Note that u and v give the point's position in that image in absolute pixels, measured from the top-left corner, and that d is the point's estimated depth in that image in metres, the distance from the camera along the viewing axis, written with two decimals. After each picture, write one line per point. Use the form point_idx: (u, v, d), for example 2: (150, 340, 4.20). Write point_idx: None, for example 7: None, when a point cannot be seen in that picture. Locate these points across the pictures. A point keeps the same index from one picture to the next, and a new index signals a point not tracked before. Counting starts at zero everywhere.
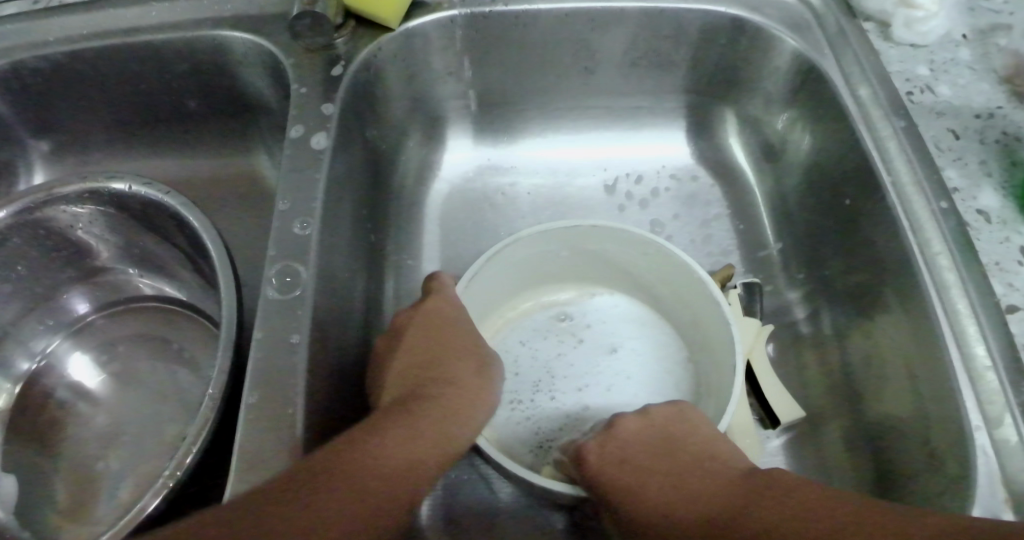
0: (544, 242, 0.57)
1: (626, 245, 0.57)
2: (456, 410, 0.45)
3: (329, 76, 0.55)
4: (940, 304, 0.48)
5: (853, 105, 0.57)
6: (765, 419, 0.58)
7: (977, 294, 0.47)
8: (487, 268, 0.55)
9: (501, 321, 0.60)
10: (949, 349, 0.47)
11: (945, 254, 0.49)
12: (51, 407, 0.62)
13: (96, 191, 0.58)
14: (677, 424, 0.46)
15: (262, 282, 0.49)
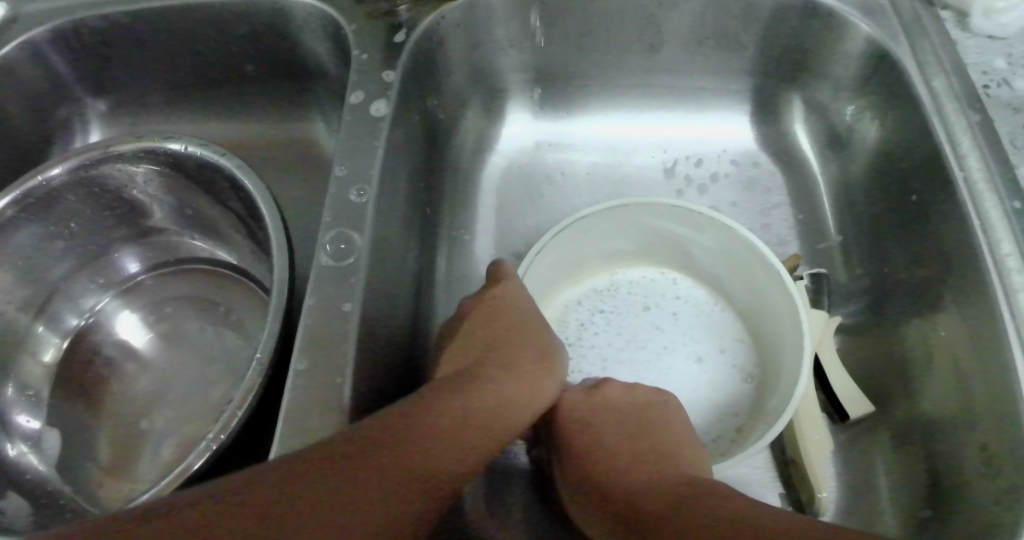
0: (629, 216, 0.56)
1: (712, 233, 0.55)
2: (520, 385, 0.43)
3: (390, 43, 0.54)
4: (1006, 306, 0.46)
5: (929, 95, 0.54)
6: (833, 413, 0.56)
7: None
8: (562, 236, 0.55)
9: (579, 293, 0.60)
10: (1013, 353, 0.45)
11: (1015, 255, 0.47)
12: (99, 363, 0.63)
13: (152, 150, 0.58)
14: (654, 411, 0.48)
15: (315, 248, 0.48)
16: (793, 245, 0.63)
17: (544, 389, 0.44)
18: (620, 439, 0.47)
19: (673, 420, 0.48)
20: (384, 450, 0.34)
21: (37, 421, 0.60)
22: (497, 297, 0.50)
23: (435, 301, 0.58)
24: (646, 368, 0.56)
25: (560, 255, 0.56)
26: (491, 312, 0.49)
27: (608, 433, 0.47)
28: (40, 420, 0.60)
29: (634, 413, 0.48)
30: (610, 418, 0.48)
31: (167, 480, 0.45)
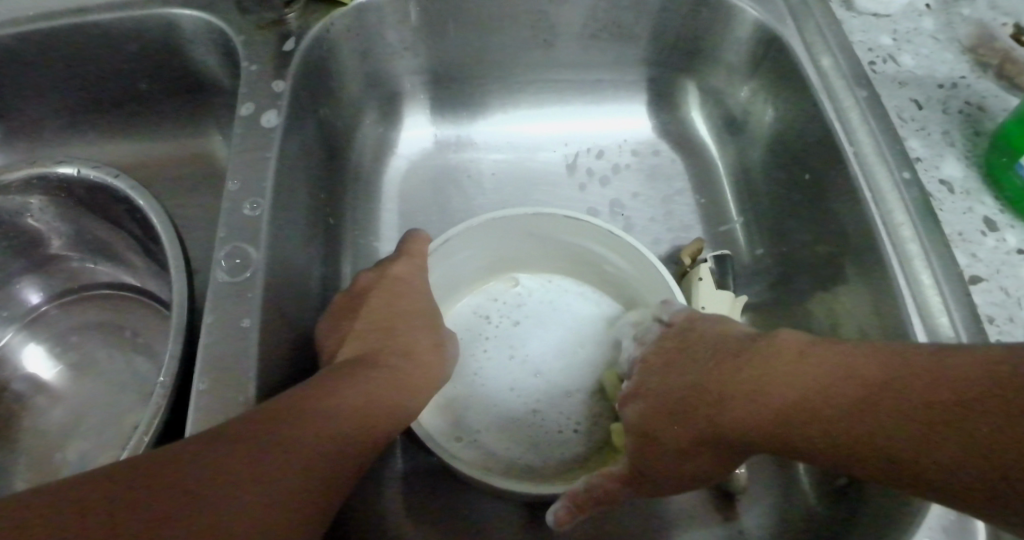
0: (552, 226, 0.56)
1: (634, 265, 0.55)
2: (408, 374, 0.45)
3: (280, 52, 0.53)
4: (903, 275, 0.48)
5: (815, 75, 0.56)
6: None
7: (940, 266, 0.48)
8: (485, 228, 0.55)
9: (498, 282, 0.61)
10: (911, 319, 0.47)
11: (908, 224, 0.49)
12: (6, 401, 0.61)
13: (44, 175, 0.56)
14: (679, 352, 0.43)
15: (210, 265, 0.47)
16: (699, 227, 0.65)
17: (430, 379, 0.46)
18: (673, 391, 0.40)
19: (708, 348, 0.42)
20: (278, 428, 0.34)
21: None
22: (395, 278, 0.50)
23: None
24: (531, 378, 0.56)
25: (476, 250, 0.57)
26: (388, 291, 0.49)
27: (660, 408, 0.41)
28: None
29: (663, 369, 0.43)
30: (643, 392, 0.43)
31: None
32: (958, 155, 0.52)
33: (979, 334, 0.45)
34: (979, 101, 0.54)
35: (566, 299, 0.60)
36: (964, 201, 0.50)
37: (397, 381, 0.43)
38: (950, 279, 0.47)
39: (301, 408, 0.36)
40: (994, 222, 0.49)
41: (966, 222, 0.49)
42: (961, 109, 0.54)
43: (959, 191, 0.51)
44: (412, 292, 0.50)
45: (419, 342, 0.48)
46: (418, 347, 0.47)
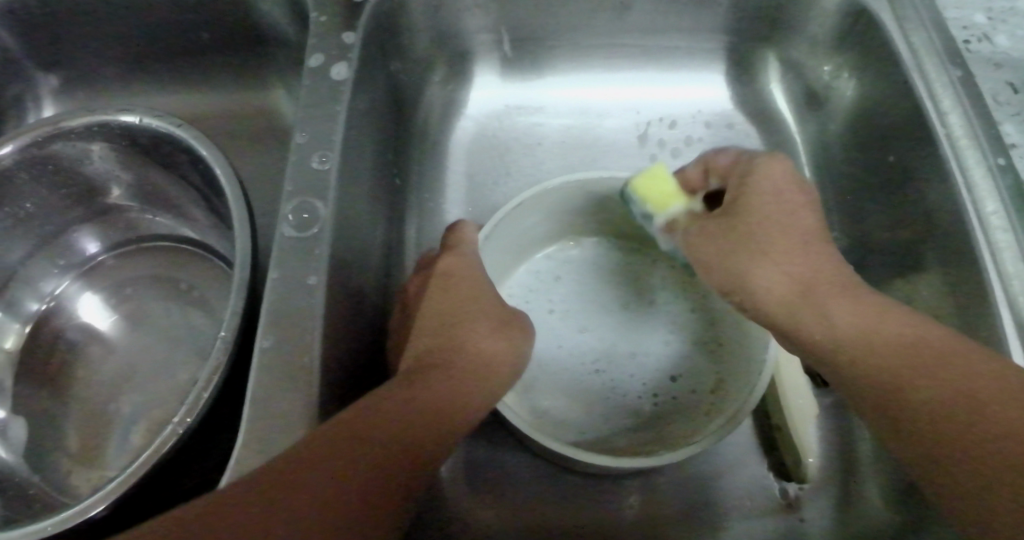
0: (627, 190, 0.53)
1: None
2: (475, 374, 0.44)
3: (351, 3, 0.52)
4: (993, 267, 0.45)
5: (906, 54, 0.52)
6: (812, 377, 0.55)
7: None
8: (550, 197, 0.53)
9: (560, 245, 0.59)
10: (999, 313, 0.44)
11: (1000, 212, 0.46)
12: (62, 348, 0.61)
13: (106, 124, 0.55)
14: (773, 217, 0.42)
15: (277, 218, 0.46)
16: None
17: (500, 372, 0.46)
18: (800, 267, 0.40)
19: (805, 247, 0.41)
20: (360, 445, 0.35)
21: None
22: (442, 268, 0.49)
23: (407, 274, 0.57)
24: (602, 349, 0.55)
25: (545, 218, 0.55)
26: (443, 284, 0.48)
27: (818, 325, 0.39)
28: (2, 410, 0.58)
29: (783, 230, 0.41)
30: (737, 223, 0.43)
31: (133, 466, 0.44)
32: None
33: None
34: None
35: (633, 260, 0.58)
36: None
37: (467, 382, 0.43)
38: None
39: (375, 428, 0.37)
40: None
41: None
42: None
43: None
44: (464, 274, 0.49)
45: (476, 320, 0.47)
46: (485, 342, 0.46)
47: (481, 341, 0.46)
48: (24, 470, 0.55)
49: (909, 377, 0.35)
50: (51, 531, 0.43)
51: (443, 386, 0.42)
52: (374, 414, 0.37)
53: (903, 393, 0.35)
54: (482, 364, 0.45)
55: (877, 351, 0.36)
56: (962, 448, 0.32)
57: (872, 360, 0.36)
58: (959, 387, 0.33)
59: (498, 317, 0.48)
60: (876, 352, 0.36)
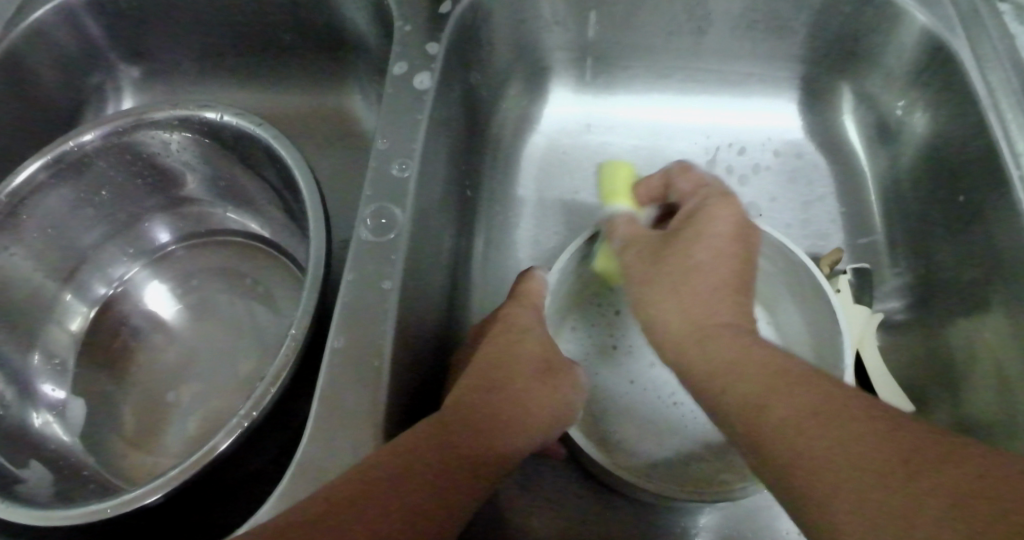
0: None
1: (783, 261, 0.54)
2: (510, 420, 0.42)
3: (436, 14, 0.53)
4: None
5: (983, 92, 0.52)
6: None
7: None
8: None
9: None
10: None
11: None
12: (126, 333, 0.63)
13: (187, 118, 0.56)
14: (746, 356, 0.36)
15: (355, 222, 0.47)
16: (835, 237, 0.62)
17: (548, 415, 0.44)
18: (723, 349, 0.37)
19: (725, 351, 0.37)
20: (369, 504, 0.34)
21: (62, 392, 0.59)
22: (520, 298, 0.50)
23: (472, 283, 0.58)
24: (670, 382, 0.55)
25: None
26: (514, 315, 0.49)
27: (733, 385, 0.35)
28: (64, 390, 0.59)
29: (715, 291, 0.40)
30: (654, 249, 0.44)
31: (196, 456, 0.45)
32: None
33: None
34: None
35: None
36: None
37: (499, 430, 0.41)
38: None
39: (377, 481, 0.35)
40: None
41: None
42: None
43: None
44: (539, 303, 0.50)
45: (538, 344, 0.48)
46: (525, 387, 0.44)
47: (518, 386, 0.44)
48: (83, 450, 0.57)
49: (792, 437, 0.31)
50: (111, 513, 0.44)
51: (467, 436, 0.40)
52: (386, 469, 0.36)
53: (824, 452, 0.29)
54: (514, 410, 0.43)
55: (787, 407, 0.32)
56: (911, 505, 0.26)
57: (776, 412, 0.32)
58: (874, 428, 0.29)
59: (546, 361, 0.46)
60: (763, 428, 0.32)
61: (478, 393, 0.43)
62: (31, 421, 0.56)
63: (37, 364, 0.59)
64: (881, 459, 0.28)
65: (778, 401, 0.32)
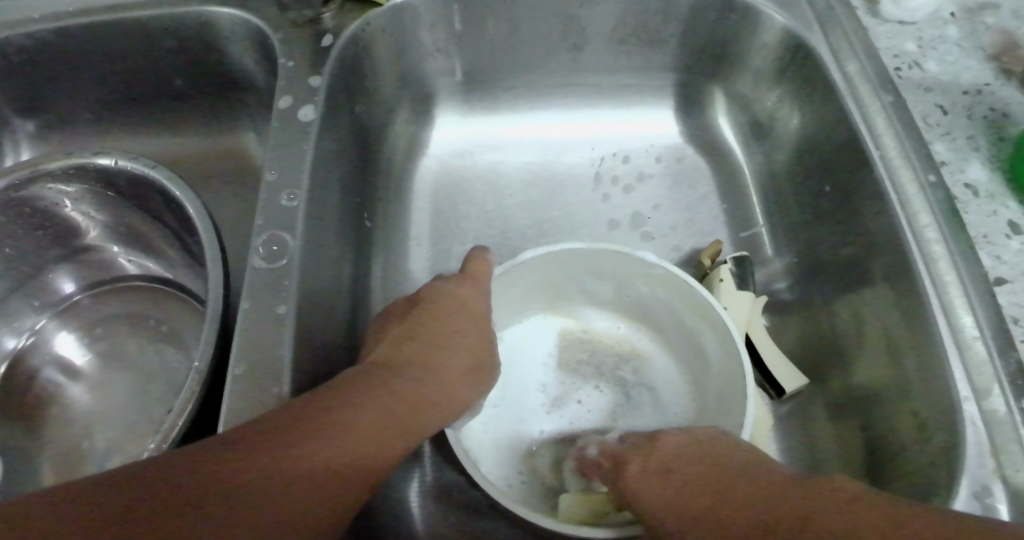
0: (614, 264, 0.56)
1: (690, 309, 0.55)
2: (434, 394, 0.44)
3: (318, 48, 0.54)
4: (927, 274, 0.48)
5: (841, 81, 0.57)
6: (769, 389, 0.58)
7: (965, 266, 0.47)
8: (536, 261, 0.55)
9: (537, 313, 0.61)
10: (937, 320, 0.46)
11: (934, 226, 0.49)
12: (37, 386, 0.62)
13: (83, 166, 0.57)
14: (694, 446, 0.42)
15: (249, 251, 0.47)
16: (721, 233, 0.66)
17: (456, 402, 0.45)
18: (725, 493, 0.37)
19: (663, 450, 0.42)
20: (301, 436, 0.36)
21: None
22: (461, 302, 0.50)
23: (376, 306, 0.59)
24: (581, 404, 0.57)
25: (529, 274, 0.57)
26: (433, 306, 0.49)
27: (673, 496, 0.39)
28: None
29: (702, 467, 0.39)
30: (665, 466, 0.41)
31: None
32: (983, 160, 0.52)
33: (1005, 332, 0.44)
34: (1005, 107, 0.54)
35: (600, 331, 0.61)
36: (989, 204, 0.49)
37: (421, 399, 0.43)
38: (976, 280, 0.46)
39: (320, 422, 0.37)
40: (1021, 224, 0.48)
41: (991, 225, 0.48)
42: (986, 116, 0.54)
43: (984, 194, 0.50)
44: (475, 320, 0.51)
45: (428, 330, 0.47)
46: (445, 368, 0.46)
47: (441, 369, 0.45)
48: None
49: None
50: None
51: (397, 394, 0.42)
52: (318, 410, 0.38)
53: None
54: (437, 389, 0.44)
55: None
56: None
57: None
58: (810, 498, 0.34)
59: (470, 357, 0.47)
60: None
61: (403, 363, 0.45)
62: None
63: None
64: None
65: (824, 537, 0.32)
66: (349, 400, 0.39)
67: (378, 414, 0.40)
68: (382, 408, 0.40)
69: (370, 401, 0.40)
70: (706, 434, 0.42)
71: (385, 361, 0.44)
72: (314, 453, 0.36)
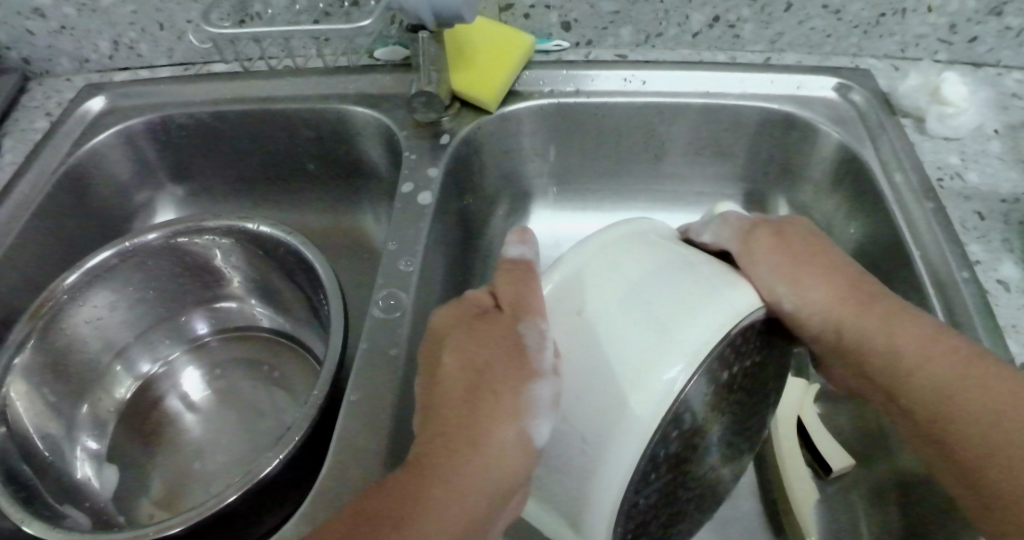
0: None
1: None
2: (504, 415, 0.44)
3: (437, 144, 0.66)
4: None
5: (889, 190, 0.64)
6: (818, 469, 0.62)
7: (997, 354, 0.53)
8: None
9: None
10: None
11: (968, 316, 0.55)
12: (160, 409, 0.71)
13: (232, 227, 0.69)
14: (805, 238, 0.53)
15: (369, 304, 0.57)
16: None
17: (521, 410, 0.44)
18: (821, 279, 0.50)
19: (806, 242, 0.52)
20: (414, 498, 0.40)
21: (99, 443, 0.68)
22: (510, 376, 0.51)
23: None
24: None
25: None
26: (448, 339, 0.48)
27: (821, 304, 0.49)
28: (98, 451, 0.68)
29: (793, 263, 0.50)
30: (790, 255, 0.51)
31: (213, 500, 0.52)
32: (1014, 261, 0.59)
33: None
34: None
35: None
36: (1020, 299, 0.56)
37: (490, 422, 0.43)
38: (1006, 366, 0.52)
39: (421, 479, 0.41)
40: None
41: (1019, 316, 0.55)
42: (1022, 221, 0.62)
43: (1014, 289, 0.57)
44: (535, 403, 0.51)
45: (461, 362, 0.46)
46: (494, 386, 0.45)
47: (497, 390, 0.45)
48: (114, 512, 0.63)
49: (934, 362, 0.46)
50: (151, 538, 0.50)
51: (473, 425, 0.43)
52: (413, 468, 0.42)
53: (976, 378, 0.44)
54: (503, 406, 0.44)
55: (916, 350, 0.46)
56: (977, 445, 0.43)
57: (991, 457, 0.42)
58: (852, 278, 0.50)
59: (507, 357, 0.46)
60: (999, 483, 0.41)
61: (459, 393, 0.45)
62: (75, 472, 0.65)
63: (78, 429, 0.68)
64: (912, 414, 0.46)
65: (886, 327, 0.48)
66: (430, 448, 0.42)
67: (467, 438, 0.43)
68: (470, 439, 0.43)
69: (447, 442, 0.43)
70: (761, 227, 0.54)
71: (445, 395, 0.45)
72: (434, 512, 0.40)
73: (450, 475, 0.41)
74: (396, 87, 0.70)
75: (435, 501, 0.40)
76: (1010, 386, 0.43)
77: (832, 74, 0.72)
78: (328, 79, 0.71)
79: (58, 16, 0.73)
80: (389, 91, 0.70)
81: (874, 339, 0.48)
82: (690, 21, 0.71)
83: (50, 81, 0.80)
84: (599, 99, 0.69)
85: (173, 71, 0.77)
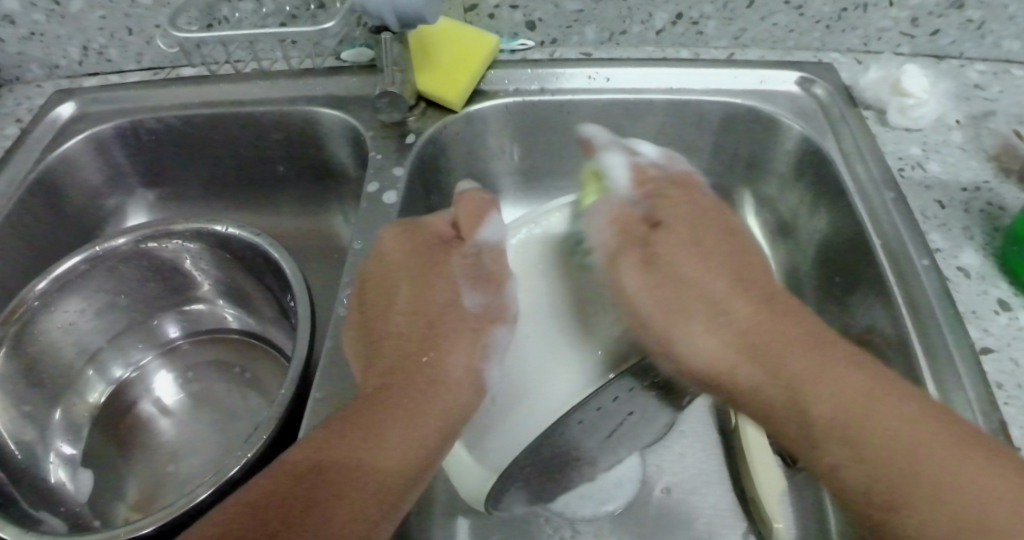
0: None
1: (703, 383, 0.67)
2: (427, 396, 0.48)
3: (404, 144, 0.66)
4: (919, 341, 0.54)
5: (850, 180, 0.65)
6: (785, 458, 0.62)
7: (954, 338, 0.54)
8: None
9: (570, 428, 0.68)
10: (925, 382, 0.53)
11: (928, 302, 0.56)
12: (134, 413, 0.72)
13: (201, 231, 0.69)
14: (691, 225, 0.54)
15: (336, 303, 0.57)
16: None
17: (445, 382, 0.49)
18: (740, 309, 0.49)
19: (698, 232, 0.54)
20: (326, 485, 0.42)
21: (73, 448, 0.68)
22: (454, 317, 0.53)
23: None
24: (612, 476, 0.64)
25: None
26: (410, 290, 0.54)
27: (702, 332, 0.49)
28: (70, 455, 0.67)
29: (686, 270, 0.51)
30: (699, 253, 0.52)
31: (182, 500, 0.52)
32: (975, 248, 0.60)
33: (989, 398, 0.50)
34: (1000, 202, 0.64)
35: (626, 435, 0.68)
36: (979, 285, 0.58)
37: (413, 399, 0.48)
38: (963, 350, 0.53)
39: (338, 463, 0.43)
40: (1008, 302, 0.57)
41: (979, 302, 0.57)
42: (982, 209, 0.63)
43: (975, 276, 0.58)
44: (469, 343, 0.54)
45: (401, 330, 0.52)
46: (422, 361, 0.50)
47: (430, 369, 0.50)
48: (87, 515, 0.64)
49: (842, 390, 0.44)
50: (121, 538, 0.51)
51: (398, 409, 0.47)
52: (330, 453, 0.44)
53: (861, 419, 0.43)
54: (429, 378, 0.49)
55: (789, 345, 0.47)
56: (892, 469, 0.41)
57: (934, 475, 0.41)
58: (738, 295, 0.50)
59: (451, 321, 0.52)
60: (919, 467, 0.41)
61: (395, 374, 0.49)
62: (48, 476, 0.65)
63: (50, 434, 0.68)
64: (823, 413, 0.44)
65: (769, 349, 0.47)
66: (353, 427, 0.45)
67: (386, 421, 0.46)
68: (397, 419, 0.46)
69: (368, 426, 0.45)
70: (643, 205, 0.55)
71: (390, 369, 0.49)
72: (352, 498, 0.42)
73: (368, 455, 0.44)
74: (364, 88, 0.71)
75: (320, 514, 0.41)
76: (895, 397, 0.43)
77: (794, 69, 0.73)
78: (296, 81, 0.72)
79: (25, 21, 0.72)
80: (357, 93, 0.70)
81: (739, 332, 0.49)
82: (654, 18, 0.72)
83: (20, 88, 0.79)
84: (565, 97, 0.70)
85: (142, 75, 0.77)
